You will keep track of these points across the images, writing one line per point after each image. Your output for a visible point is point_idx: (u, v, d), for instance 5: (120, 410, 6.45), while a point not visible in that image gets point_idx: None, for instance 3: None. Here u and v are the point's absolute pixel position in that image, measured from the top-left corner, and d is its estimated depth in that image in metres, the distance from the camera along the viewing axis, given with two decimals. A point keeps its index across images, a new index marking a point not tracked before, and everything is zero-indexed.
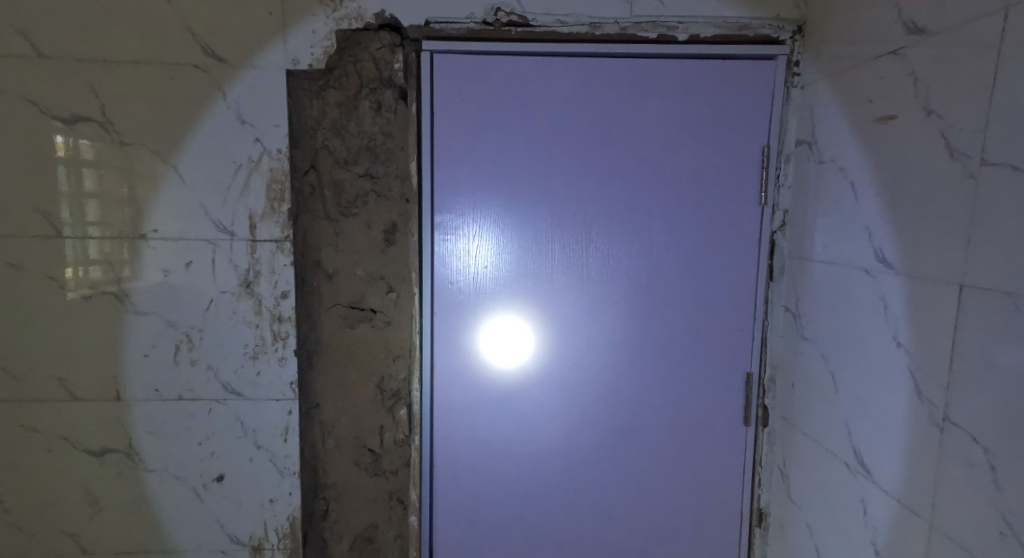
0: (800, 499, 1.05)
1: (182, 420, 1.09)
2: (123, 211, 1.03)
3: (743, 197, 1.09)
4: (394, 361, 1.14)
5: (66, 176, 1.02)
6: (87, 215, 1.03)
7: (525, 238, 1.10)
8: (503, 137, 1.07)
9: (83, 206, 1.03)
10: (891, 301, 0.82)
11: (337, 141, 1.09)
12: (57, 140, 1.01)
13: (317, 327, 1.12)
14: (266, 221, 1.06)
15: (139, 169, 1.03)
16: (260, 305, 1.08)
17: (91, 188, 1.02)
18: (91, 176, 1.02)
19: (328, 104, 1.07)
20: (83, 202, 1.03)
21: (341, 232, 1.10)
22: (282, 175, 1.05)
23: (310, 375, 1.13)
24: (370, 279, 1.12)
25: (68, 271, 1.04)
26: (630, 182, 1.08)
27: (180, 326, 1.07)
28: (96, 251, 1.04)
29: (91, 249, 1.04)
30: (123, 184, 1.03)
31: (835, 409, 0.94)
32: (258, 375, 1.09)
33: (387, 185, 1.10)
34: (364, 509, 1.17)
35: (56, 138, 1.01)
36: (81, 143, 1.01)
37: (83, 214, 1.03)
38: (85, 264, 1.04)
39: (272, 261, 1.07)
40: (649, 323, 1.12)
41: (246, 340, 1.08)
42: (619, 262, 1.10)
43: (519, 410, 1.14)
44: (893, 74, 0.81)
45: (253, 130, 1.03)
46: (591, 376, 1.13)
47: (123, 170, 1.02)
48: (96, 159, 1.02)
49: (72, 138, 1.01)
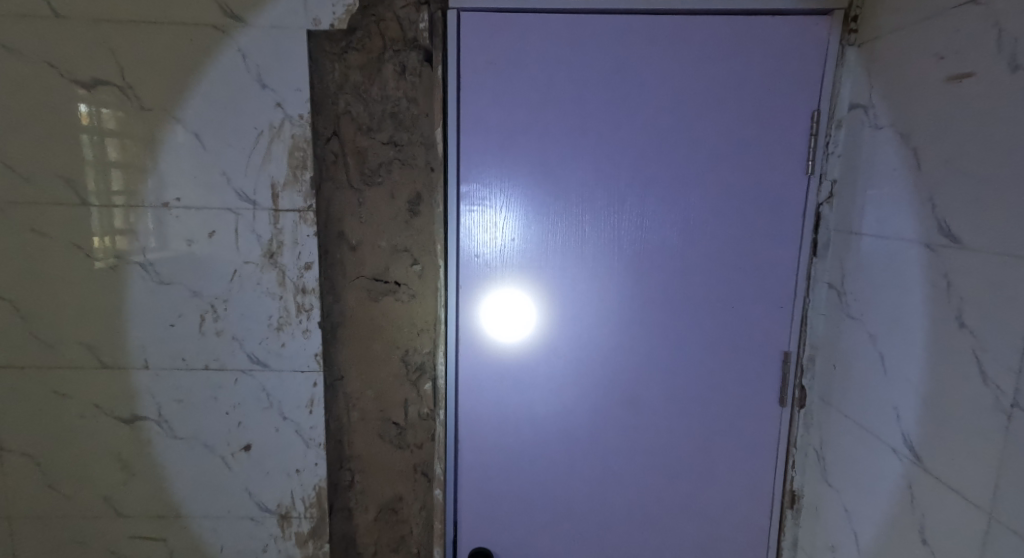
0: (837, 482, 1.01)
1: (209, 390, 1.09)
2: (146, 179, 1.02)
3: (788, 167, 1.02)
4: (419, 335, 1.12)
5: (88, 143, 1.00)
6: (110, 184, 1.01)
7: (553, 210, 1.05)
8: (535, 101, 1.02)
9: (105, 174, 1.01)
10: (955, 278, 0.76)
11: (359, 106, 1.04)
12: (80, 109, 0.99)
13: (340, 299, 1.10)
14: (289, 189, 1.03)
15: (160, 135, 1.01)
16: (283, 276, 1.06)
17: (115, 156, 1.01)
18: (115, 144, 1.00)
19: (351, 67, 1.02)
20: (108, 170, 1.01)
21: (364, 202, 1.07)
22: (304, 142, 1.02)
23: (334, 346, 1.11)
24: (394, 250, 1.09)
25: (95, 239, 1.03)
26: (667, 151, 1.03)
27: (205, 296, 1.06)
28: (121, 220, 1.03)
29: (116, 218, 1.03)
30: (147, 152, 1.01)
31: (883, 391, 0.89)
32: (283, 346, 1.08)
33: (411, 153, 1.06)
34: (388, 482, 1.16)
35: (81, 107, 0.99)
36: (100, 111, 0.99)
37: (105, 182, 1.01)
38: (108, 233, 1.03)
39: (295, 231, 1.05)
40: (681, 299, 1.07)
41: (271, 311, 1.07)
42: (652, 235, 1.06)
43: (544, 387, 1.11)
44: (973, 25, 0.73)
45: (275, 95, 1.00)
46: (619, 354, 1.09)
47: (143, 138, 1.00)
48: (117, 126, 1.00)
49: (92, 104, 0.99)
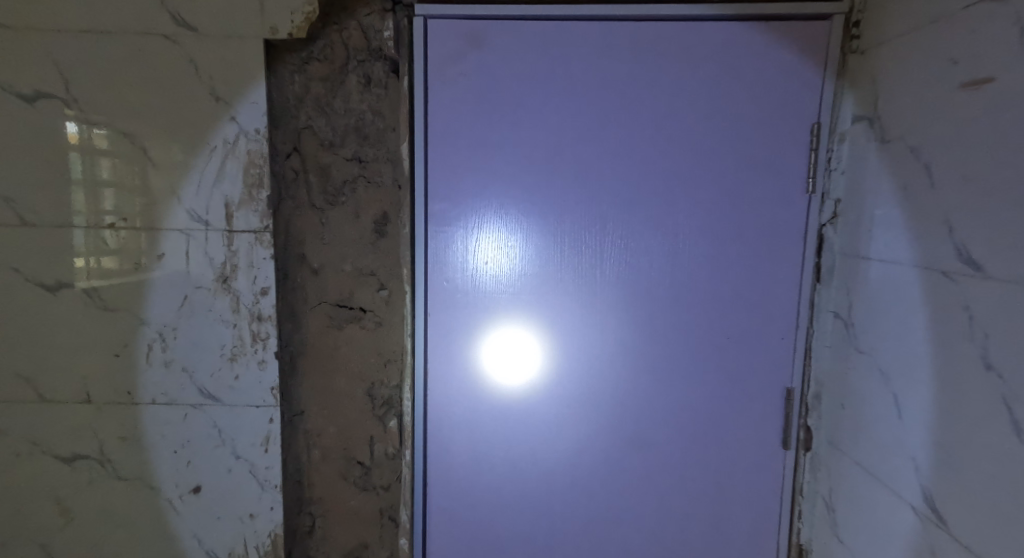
0: (849, 540, 0.90)
1: (156, 426, 1.00)
2: (137, 200, 0.95)
3: (788, 185, 0.93)
4: (385, 367, 1.03)
5: (78, 162, 0.94)
6: (100, 204, 0.95)
7: (529, 232, 0.97)
8: (510, 113, 0.94)
9: (96, 193, 0.94)
10: (979, 312, 0.66)
11: (322, 120, 0.97)
12: (68, 128, 0.93)
13: (301, 327, 1.02)
14: (244, 209, 0.96)
15: (146, 152, 0.94)
16: (238, 303, 0.98)
17: (107, 176, 0.94)
18: (108, 164, 0.94)
19: (312, 78, 0.96)
20: (99, 190, 0.94)
21: (327, 222, 1.00)
22: (260, 158, 0.94)
23: (294, 379, 1.03)
24: (359, 275, 1.01)
25: (79, 261, 0.96)
26: (655, 167, 0.94)
27: (153, 324, 0.98)
28: (112, 241, 0.96)
29: (107, 239, 0.96)
30: (137, 171, 0.94)
31: (900, 439, 0.78)
32: (236, 379, 0.99)
33: (377, 170, 0.98)
34: (352, 527, 1.06)
35: (69, 126, 0.93)
36: (90, 131, 0.93)
37: (95, 202, 0.95)
38: (94, 255, 0.96)
39: (250, 254, 0.97)
40: (671, 331, 0.98)
41: (224, 341, 0.99)
42: (638, 260, 0.97)
43: (522, 426, 1.01)
44: (991, 25, 0.65)
45: (229, 108, 0.93)
46: (604, 390, 1.00)
47: (116, 155, 0.94)
48: (91, 144, 0.93)
49: (82, 124, 0.93)
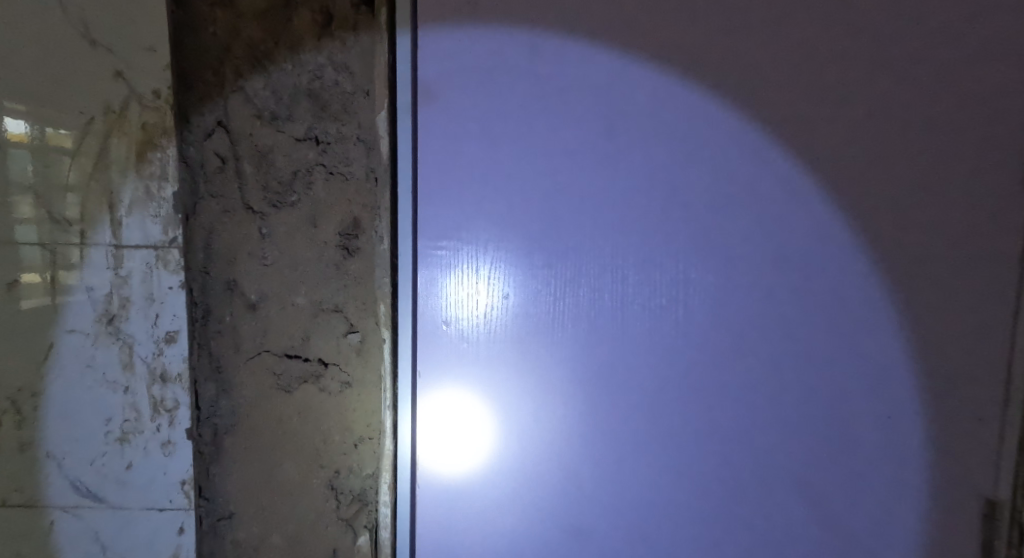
0: None
1: (9, 539, 0.67)
2: (117, 204, 0.63)
3: (998, 178, 0.58)
4: (356, 448, 0.69)
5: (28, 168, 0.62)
6: None
7: (572, 255, 0.62)
8: (545, 57, 0.60)
9: (55, 199, 0.63)
10: None
11: (259, 80, 0.64)
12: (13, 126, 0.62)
13: (228, 391, 0.68)
14: (138, 213, 0.63)
15: (125, 135, 0.62)
16: (130, 355, 0.65)
17: (74, 176, 0.62)
18: (73, 158, 0.62)
19: (243, 16, 0.64)
20: (65, 196, 0.63)
21: (269, 233, 0.66)
22: (163, 136, 0.62)
23: (217, 469, 0.68)
24: (317, 312, 0.68)
25: (31, 288, 0.64)
26: (773, 144, 0.59)
27: (3, 387, 0.65)
28: (84, 260, 0.64)
29: (77, 260, 0.64)
30: (117, 164, 0.62)
31: None
32: (129, 469, 0.66)
33: (342, 155, 0.66)
34: None
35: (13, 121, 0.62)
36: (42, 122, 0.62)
37: (56, 207, 0.63)
38: (54, 279, 0.64)
39: (149, 281, 0.64)
40: (794, 406, 0.62)
41: (109, 413, 0.65)
42: (745, 294, 0.61)
43: (560, 542, 0.67)
44: None
45: (113, 59, 0.61)
46: (685, 494, 0.65)
47: None
48: None
49: (32, 117, 0.62)
